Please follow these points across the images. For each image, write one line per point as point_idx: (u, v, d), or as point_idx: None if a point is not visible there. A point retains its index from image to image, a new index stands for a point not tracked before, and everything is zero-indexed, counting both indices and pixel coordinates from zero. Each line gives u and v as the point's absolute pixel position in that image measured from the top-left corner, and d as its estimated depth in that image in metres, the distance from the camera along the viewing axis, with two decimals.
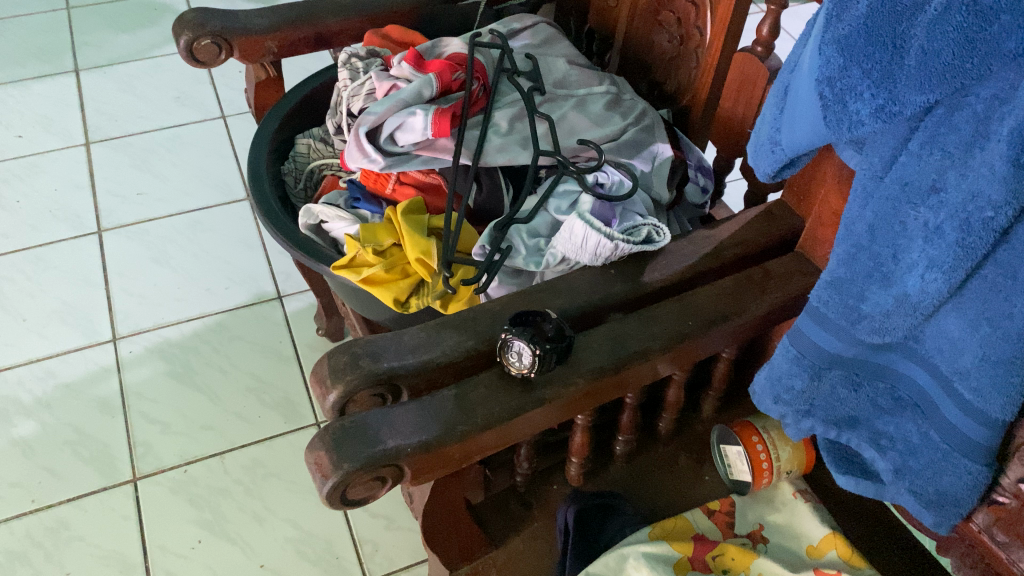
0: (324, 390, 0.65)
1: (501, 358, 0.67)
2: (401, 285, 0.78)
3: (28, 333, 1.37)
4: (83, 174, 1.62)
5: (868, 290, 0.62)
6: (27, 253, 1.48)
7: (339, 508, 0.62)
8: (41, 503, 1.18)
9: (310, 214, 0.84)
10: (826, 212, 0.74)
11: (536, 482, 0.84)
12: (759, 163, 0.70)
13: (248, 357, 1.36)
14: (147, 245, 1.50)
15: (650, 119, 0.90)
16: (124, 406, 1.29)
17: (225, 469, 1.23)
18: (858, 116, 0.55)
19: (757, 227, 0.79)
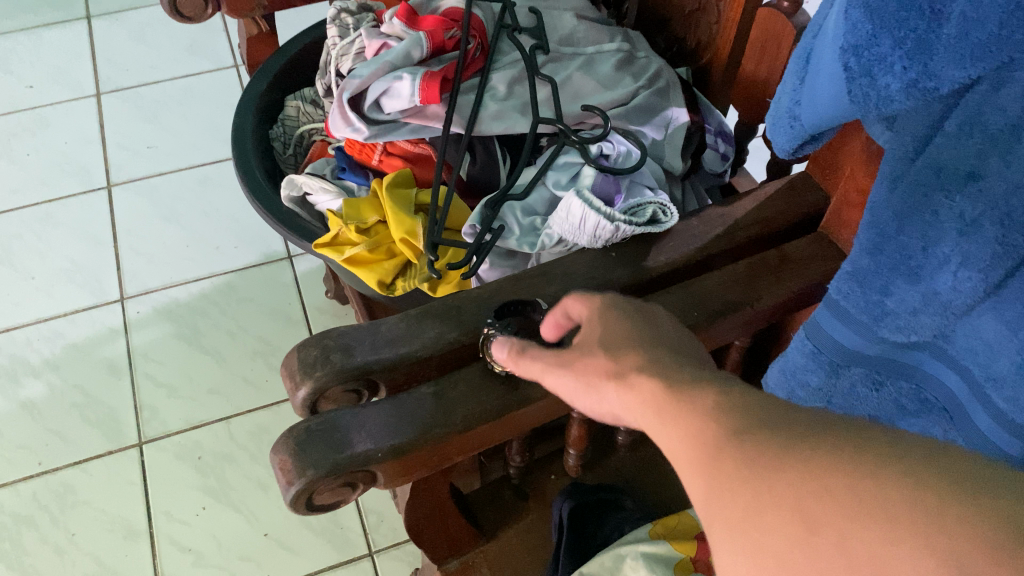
0: (293, 385, 0.61)
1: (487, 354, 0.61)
2: (386, 265, 0.72)
3: (37, 292, 1.35)
4: (93, 127, 1.58)
5: (892, 283, 0.55)
6: (36, 209, 1.45)
7: (307, 513, 0.58)
8: (47, 466, 1.17)
9: (293, 185, 0.78)
10: (852, 190, 0.66)
11: (533, 473, 0.79)
12: (776, 137, 0.64)
13: (256, 319, 1.33)
14: (156, 202, 1.47)
15: (665, 80, 0.82)
16: (130, 367, 1.27)
17: (231, 434, 1.21)
18: (886, 93, 0.43)
19: (777, 204, 0.72)
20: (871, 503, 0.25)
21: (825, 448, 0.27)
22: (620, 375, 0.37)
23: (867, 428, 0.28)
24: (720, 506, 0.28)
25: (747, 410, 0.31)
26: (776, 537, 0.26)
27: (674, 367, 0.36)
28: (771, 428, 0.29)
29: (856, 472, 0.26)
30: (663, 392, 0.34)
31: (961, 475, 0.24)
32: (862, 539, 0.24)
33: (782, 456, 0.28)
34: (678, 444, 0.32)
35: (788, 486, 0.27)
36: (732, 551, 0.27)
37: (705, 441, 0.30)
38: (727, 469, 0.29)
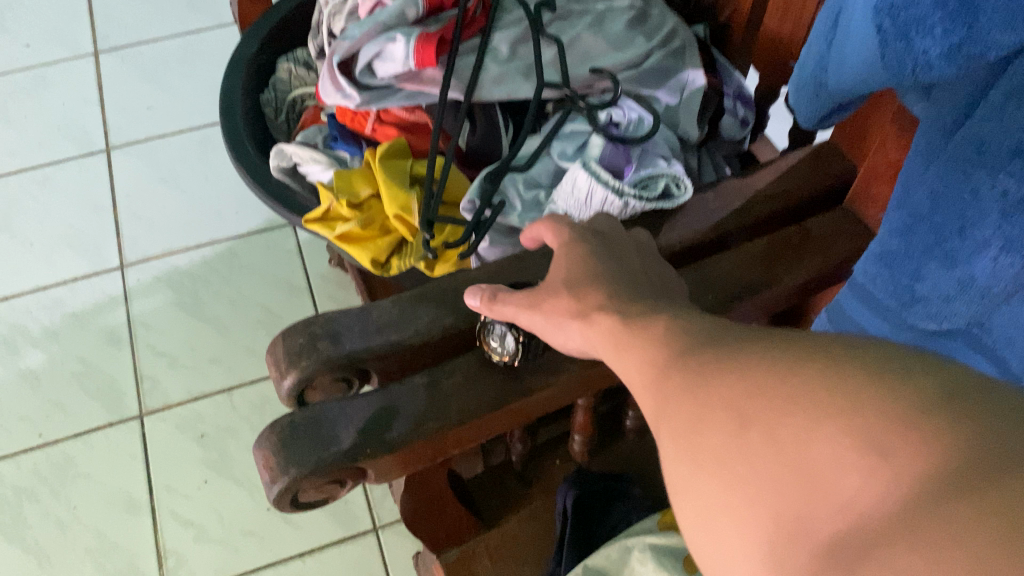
0: (279, 375, 0.57)
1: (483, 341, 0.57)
2: (380, 243, 0.68)
3: (36, 259, 1.32)
4: (91, 87, 1.53)
5: (924, 267, 0.50)
6: (34, 173, 1.42)
7: (294, 511, 0.55)
8: (47, 438, 1.15)
9: (283, 155, 0.74)
10: (881, 162, 0.61)
11: (536, 458, 0.77)
12: (800, 105, 0.59)
13: (258, 287, 1.30)
14: (157, 165, 1.43)
15: (681, 40, 0.76)
16: (131, 337, 1.24)
17: (234, 406, 1.19)
18: (925, 57, 0.38)
19: (800, 175, 0.67)
20: (801, 401, 0.26)
21: (764, 360, 0.29)
22: (582, 311, 0.43)
23: (803, 340, 0.30)
24: (671, 426, 0.31)
25: (703, 344, 0.33)
26: (713, 441, 0.28)
27: (634, 305, 0.41)
28: (720, 352, 0.32)
29: (784, 373, 0.28)
30: (627, 332, 0.38)
31: (879, 366, 0.26)
32: (788, 428, 0.26)
33: (728, 370, 0.30)
34: (641, 380, 0.35)
35: (726, 396, 0.29)
36: (678, 461, 0.29)
37: (664, 370, 0.33)
38: (677, 390, 0.31)
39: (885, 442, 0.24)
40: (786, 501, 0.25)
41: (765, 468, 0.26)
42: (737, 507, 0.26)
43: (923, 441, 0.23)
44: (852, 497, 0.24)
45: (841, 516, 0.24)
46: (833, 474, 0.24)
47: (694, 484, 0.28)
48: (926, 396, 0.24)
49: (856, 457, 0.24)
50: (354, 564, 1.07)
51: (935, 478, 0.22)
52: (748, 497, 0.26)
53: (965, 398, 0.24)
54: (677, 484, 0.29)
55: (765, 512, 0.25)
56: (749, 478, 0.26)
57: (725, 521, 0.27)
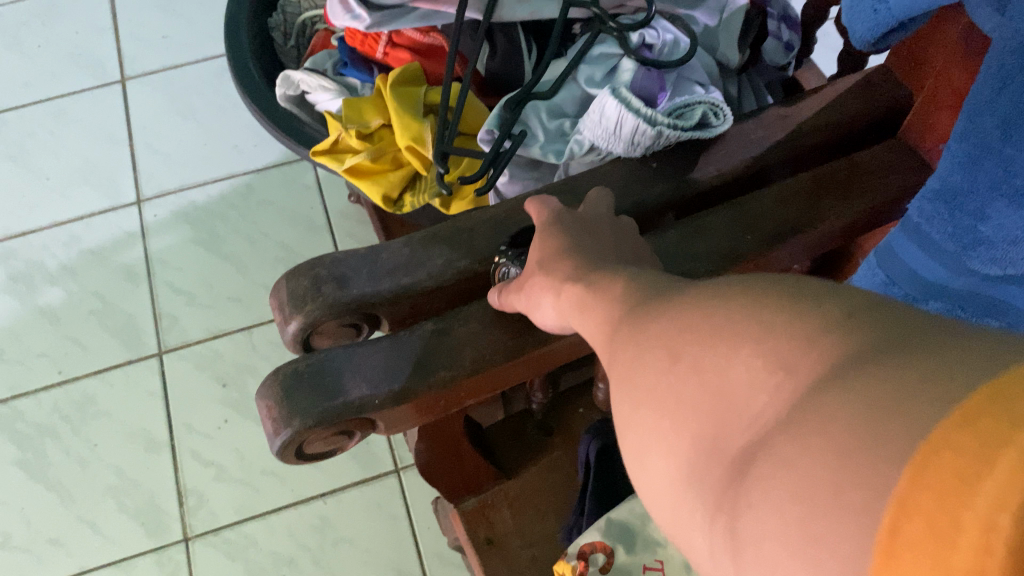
0: (283, 319, 0.54)
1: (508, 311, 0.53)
2: (391, 177, 0.63)
3: (52, 194, 1.29)
4: (104, 15, 1.48)
5: (990, 206, 0.45)
6: (49, 105, 1.38)
7: (301, 463, 0.52)
8: (67, 376, 1.14)
9: (289, 82, 0.69)
10: (946, 87, 0.55)
11: (559, 407, 0.73)
12: (854, 24, 0.52)
13: (277, 223, 1.26)
14: (172, 96, 1.38)
15: None
16: (148, 274, 1.22)
17: (253, 344, 1.16)
18: None
19: (850, 104, 0.61)
20: (721, 330, 0.27)
21: (697, 298, 0.30)
22: (553, 285, 0.42)
23: (733, 279, 0.31)
24: (617, 372, 0.32)
25: (651, 295, 0.34)
26: (648, 380, 0.29)
27: (594, 271, 0.41)
28: (663, 299, 0.33)
29: (710, 309, 0.29)
30: (585, 297, 0.39)
31: (792, 292, 0.27)
32: (709, 357, 0.27)
33: (665, 314, 0.31)
34: (600, 339, 0.36)
35: (662, 335, 0.30)
36: (624, 400, 0.31)
37: (619, 322, 0.34)
38: (623, 339, 0.32)
39: (789, 359, 0.24)
40: (706, 425, 0.26)
41: (692, 396, 0.27)
42: (669, 437, 0.28)
43: (824, 353, 0.24)
44: (760, 411, 0.24)
45: (750, 430, 0.25)
46: (745, 392, 0.25)
47: (636, 419, 0.30)
48: (831, 313, 0.25)
49: (766, 374, 0.25)
50: (377, 505, 1.06)
51: (826, 387, 0.23)
52: (676, 425, 0.27)
53: (864, 313, 0.24)
54: (625, 421, 0.31)
55: (692, 435, 0.27)
56: (677, 407, 0.27)
57: (660, 450, 0.28)
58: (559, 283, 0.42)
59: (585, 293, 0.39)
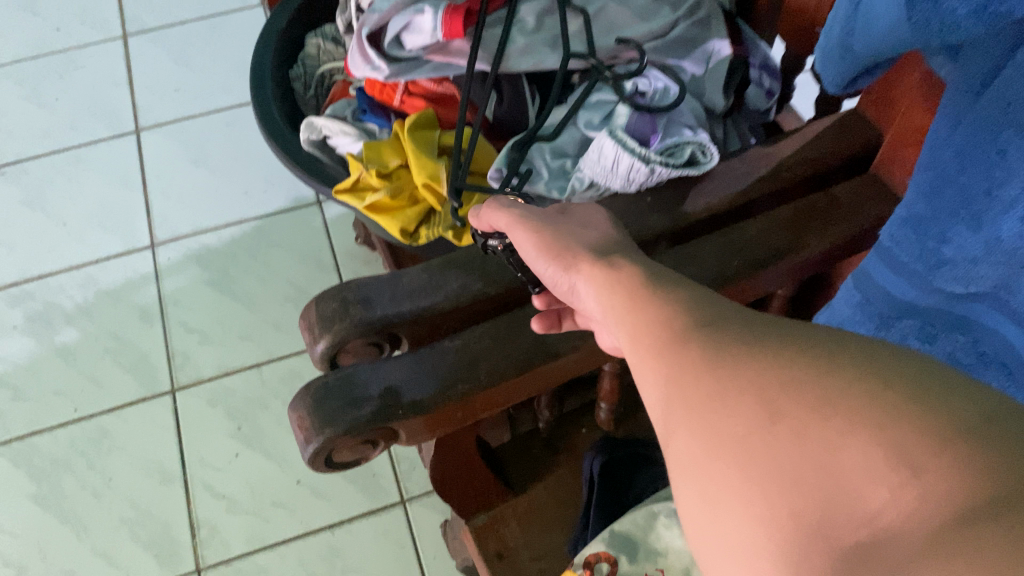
0: (313, 339, 0.59)
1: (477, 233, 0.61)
2: (408, 213, 0.69)
3: (69, 238, 1.35)
4: (121, 69, 1.56)
5: (952, 230, 0.50)
6: (67, 154, 1.44)
7: (329, 471, 0.57)
8: (82, 412, 1.18)
9: (312, 128, 0.76)
10: (909, 127, 0.61)
11: (562, 426, 0.78)
12: (827, 71, 0.59)
13: (287, 264, 1.31)
14: (186, 145, 1.45)
15: (706, 10, 0.77)
16: (162, 314, 1.26)
17: (263, 380, 1.21)
18: (953, 16, 0.40)
19: (825, 142, 0.67)
20: (832, 403, 0.26)
21: (789, 354, 0.29)
22: (601, 284, 0.38)
23: (819, 338, 0.29)
24: (678, 398, 0.30)
25: (713, 319, 0.32)
26: (725, 426, 0.28)
27: (651, 275, 0.37)
28: (732, 330, 0.31)
29: (818, 376, 0.27)
30: (639, 293, 0.35)
31: (912, 382, 0.26)
32: (818, 426, 0.26)
33: (741, 354, 0.29)
34: (638, 345, 0.33)
35: (750, 384, 0.28)
36: (686, 434, 0.29)
37: (672, 335, 0.32)
38: (681, 359, 0.31)
39: (917, 459, 0.24)
40: (805, 500, 0.25)
41: (793, 467, 0.25)
42: (749, 498, 0.26)
43: (960, 467, 0.23)
44: (878, 510, 0.24)
45: (863, 529, 0.24)
46: (863, 483, 0.24)
47: (697, 462, 0.28)
48: (963, 420, 0.24)
49: (891, 470, 0.24)
50: (384, 533, 1.10)
51: (969, 514, 0.22)
52: (763, 488, 0.26)
53: (992, 429, 0.24)
54: (677, 454, 0.29)
55: (784, 507, 0.25)
56: (771, 470, 0.26)
57: (733, 511, 0.26)
58: (606, 285, 0.38)
59: (641, 291, 0.36)
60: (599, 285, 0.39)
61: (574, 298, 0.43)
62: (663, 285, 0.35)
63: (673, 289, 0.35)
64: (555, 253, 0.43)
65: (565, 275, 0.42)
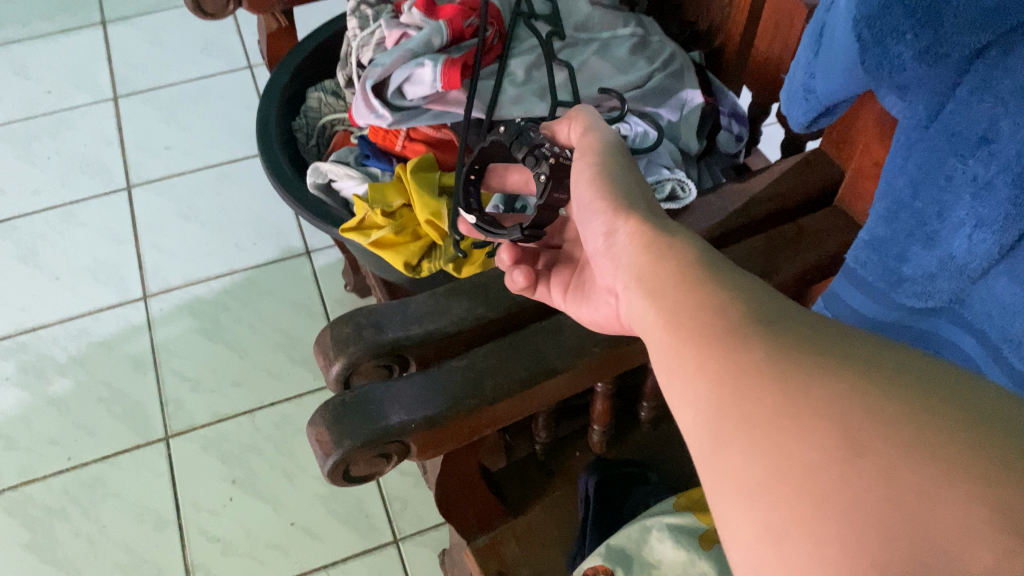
0: (327, 362, 0.63)
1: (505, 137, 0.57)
2: (410, 248, 0.74)
3: (62, 291, 1.38)
4: (112, 128, 1.61)
5: (909, 250, 0.56)
6: (60, 210, 1.48)
7: (344, 484, 0.60)
8: (76, 461, 1.19)
9: (318, 173, 0.80)
10: (866, 162, 0.68)
11: (558, 449, 0.82)
12: (792, 112, 0.65)
13: (278, 313, 1.35)
14: (177, 200, 1.50)
15: (680, 63, 0.84)
16: (155, 362, 1.29)
17: (256, 426, 1.23)
18: (900, 59, 0.46)
19: (791, 179, 0.74)
20: (923, 449, 0.26)
21: (866, 381, 0.29)
22: (646, 282, 0.39)
23: (899, 370, 0.29)
24: (738, 416, 0.30)
25: (774, 333, 0.32)
26: (796, 449, 0.28)
27: (702, 265, 0.38)
28: (806, 349, 0.31)
29: (900, 410, 0.27)
30: (692, 303, 0.35)
31: (1003, 435, 0.26)
32: (908, 471, 0.26)
33: (819, 378, 0.29)
34: (690, 351, 0.33)
35: (826, 411, 0.28)
36: (745, 452, 0.29)
37: (740, 353, 0.31)
38: (750, 378, 0.30)
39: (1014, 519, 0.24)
40: (888, 541, 0.25)
41: (876, 507, 0.25)
42: (822, 530, 0.26)
43: None
44: (966, 562, 0.24)
45: None
46: (952, 536, 0.24)
47: (764, 487, 0.28)
48: None
49: (985, 526, 0.24)
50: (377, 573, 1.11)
51: None
52: (841, 523, 0.25)
53: None
54: (732, 470, 0.29)
55: (861, 545, 0.25)
56: (853, 509, 0.26)
57: (802, 541, 0.26)
58: (650, 272, 0.39)
59: (695, 298, 0.35)
60: (644, 265, 0.40)
61: (606, 245, 0.44)
62: (719, 286, 0.35)
63: (738, 297, 0.34)
64: (614, 198, 0.45)
65: (607, 220, 0.44)
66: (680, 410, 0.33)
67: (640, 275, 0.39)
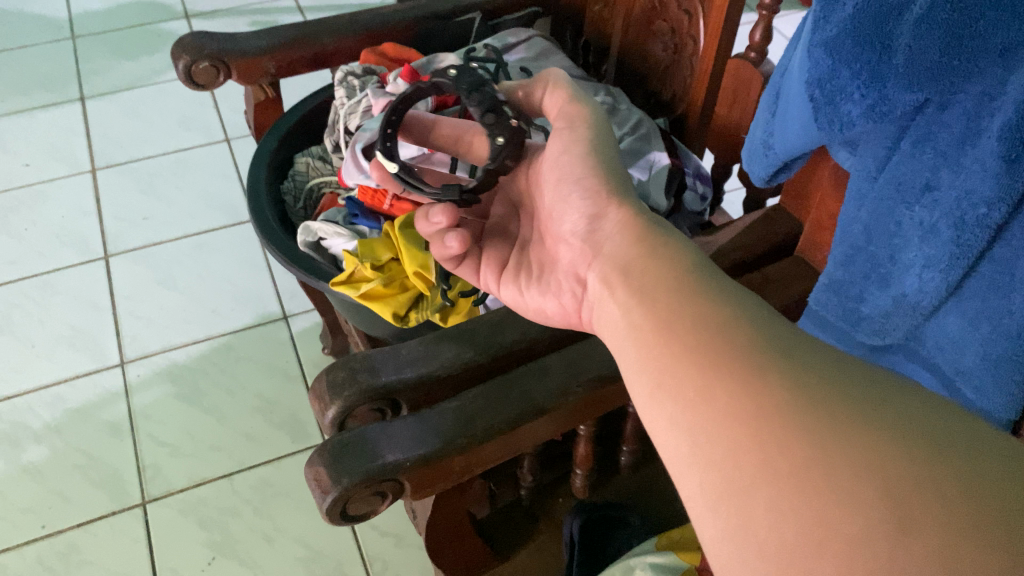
0: (323, 406, 0.66)
1: (464, 89, 0.56)
2: (399, 299, 0.78)
3: (38, 359, 1.38)
4: (90, 200, 1.64)
5: (866, 290, 0.60)
6: (37, 280, 1.50)
7: (340, 522, 0.62)
8: (51, 528, 1.18)
9: (309, 231, 0.85)
10: (823, 214, 0.73)
11: (542, 495, 0.84)
12: (753, 167, 0.71)
13: (255, 377, 1.37)
14: (154, 268, 1.52)
15: (647, 128, 0.91)
16: (133, 428, 1.29)
17: (235, 489, 1.23)
18: (850, 116, 0.51)
19: (754, 231, 0.79)
20: (967, 524, 0.28)
21: (905, 446, 0.30)
22: (645, 303, 0.42)
23: (929, 432, 0.31)
24: (757, 463, 0.32)
25: (787, 375, 0.34)
26: (822, 499, 0.30)
27: (712, 304, 0.39)
28: (840, 407, 0.33)
29: (947, 484, 0.29)
30: (697, 341, 0.37)
31: None
32: (960, 548, 0.27)
33: (855, 441, 0.31)
34: (715, 401, 0.35)
35: (857, 471, 0.30)
36: (779, 511, 0.31)
37: (770, 408, 0.33)
38: (781, 435, 0.32)
39: None
40: None
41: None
42: None
43: None
44: None
45: None
46: None
47: (805, 550, 0.29)
48: None
49: None
50: None
51: None
52: None
53: None
54: (766, 528, 0.31)
55: None
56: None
57: None
58: (657, 306, 0.41)
59: (713, 338, 0.37)
60: (656, 293, 0.42)
61: (588, 225, 0.50)
62: (737, 327, 0.37)
63: (756, 342, 0.36)
64: (602, 181, 0.51)
65: (596, 206, 0.50)
66: (683, 449, 0.35)
67: (639, 292, 0.43)
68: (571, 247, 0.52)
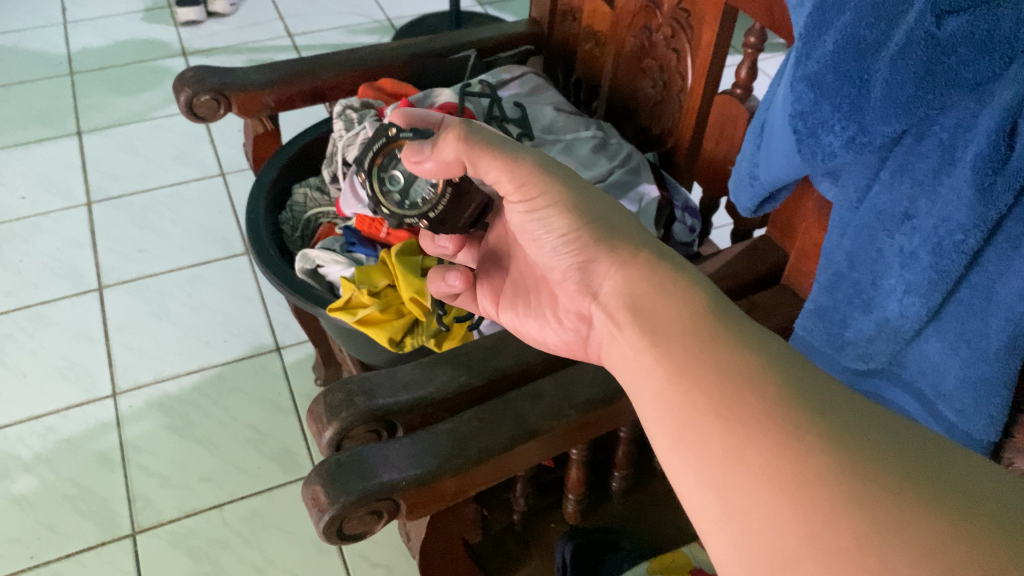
0: (320, 427, 0.67)
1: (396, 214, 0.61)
2: (395, 324, 0.79)
3: (29, 390, 1.38)
4: (84, 233, 1.65)
5: (850, 316, 0.62)
6: (29, 311, 1.50)
7: (336, 541, 0.63)
8: (38, 560, 1.17)
9: (306, 259, 0.87)
10: (807, 244, 0.76)
11: (535, 520, 0.85)
12: (740, 197, 0.73)
13: (247, 409, 1.37)
14: (147, 300, 1.53)
15: (636, 161, 0.93)
16: (124, 459, 1.29)
17: (225, 520, 1.23)
18: (831, 148, 0.53)
19: (742, 261, 0.81)
20: None
21: (944, 524, 0.33)
22: (660, 352, 0.44)
23: (967, 506, 0.34)
24: (802, 536, 0.34)
25: (822, 443, 0.36)
26: None
27: (736, 361, 0.41)
28: (876, 477, 0.35)
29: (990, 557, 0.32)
30: (726, 400, 0.39)
31: None
32: None
33: (898, 516, 0.33)
34: (755, 470, 0.37)
35: (902, 547, 0.32)
36: None
37: (812, 479, 0.35)
38: (824, 508, 0.35)
39: None
40: None
41: None
42: None
43: None
44: None
45: None
46: None
47: None
48: None
49: None
50: None
51: None
52: None
53: None
54: None
55: None
56: None
57: None
58: (678, 358, 0.43)
59: (744, 401, 0.39)
60: (676, 341, 0.44)
61: (586, 272, 0.51)
62: (767, 385, 0.39)
63: (785, 400, 0.39)
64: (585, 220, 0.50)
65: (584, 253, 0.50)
66: (718, 513, 0.37)
67: (652, 338, 0.45)
68: (569, 288, 0.53)
